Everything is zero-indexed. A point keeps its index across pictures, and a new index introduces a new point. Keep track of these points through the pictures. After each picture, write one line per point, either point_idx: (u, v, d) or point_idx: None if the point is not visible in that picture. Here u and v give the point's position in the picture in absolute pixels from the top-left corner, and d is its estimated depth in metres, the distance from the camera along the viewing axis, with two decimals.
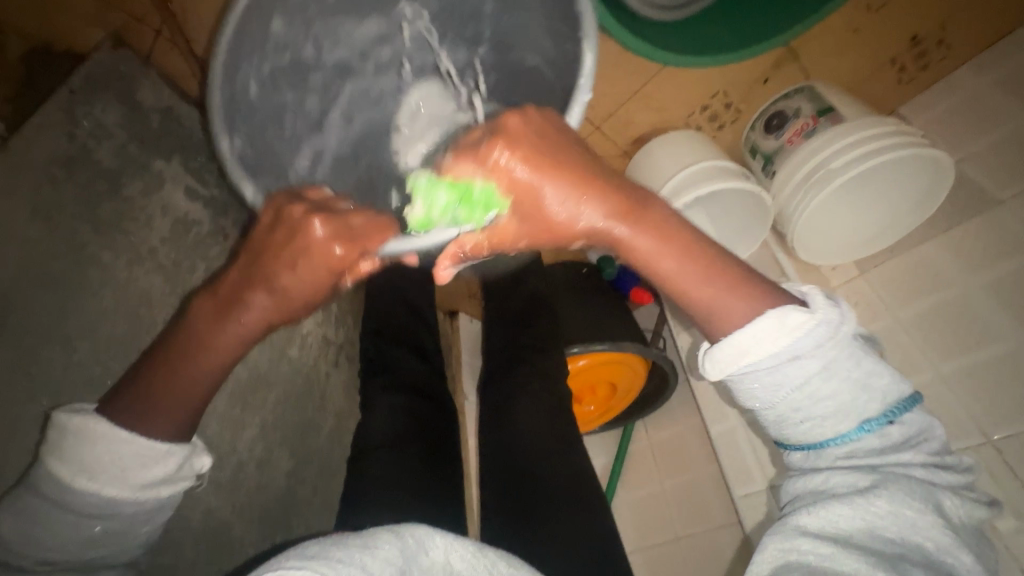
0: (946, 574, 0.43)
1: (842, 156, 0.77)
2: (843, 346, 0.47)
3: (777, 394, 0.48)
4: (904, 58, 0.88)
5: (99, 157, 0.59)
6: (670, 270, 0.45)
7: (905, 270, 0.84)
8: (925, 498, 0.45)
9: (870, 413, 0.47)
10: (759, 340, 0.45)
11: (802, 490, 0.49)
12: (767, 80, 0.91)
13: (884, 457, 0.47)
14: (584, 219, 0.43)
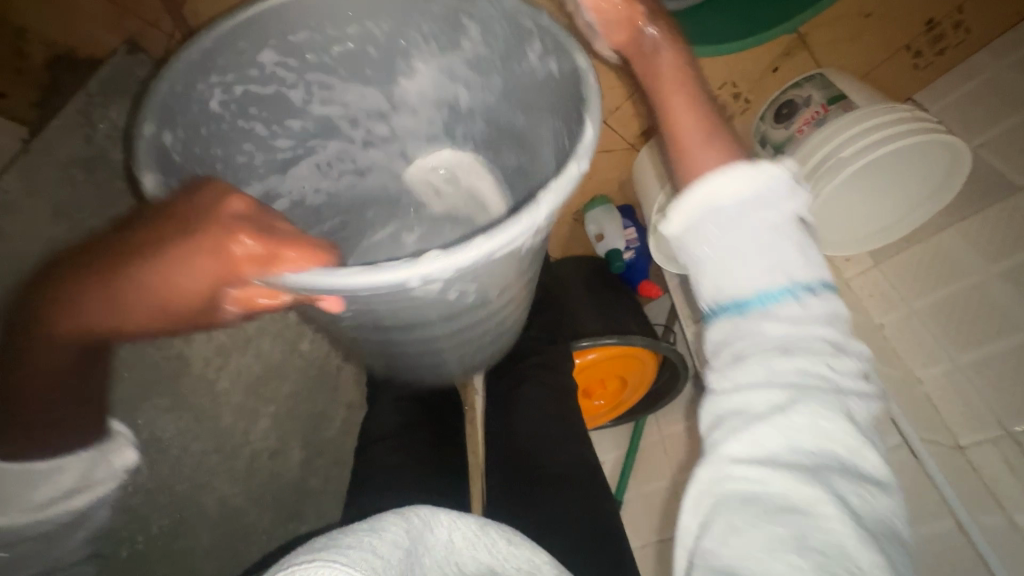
0: (864, 478, 0.39)
1: (853, 144, 0.75)
2: (787, 223, 0.45)
3: (722, 248, 0.45)
4: (919, 43, 0.86)
5: (116, 156, 0.62)
6: (674, 99, 0.54)
7: (921, 260, 0.82)
8: (843, 398, 0.41)
9: (790, 275, 0.44)
10: (722, 180, 0.45)
11: (720, 402, 0.44)
12: (776, 69, 0.90)
13: (799, 344, 0.43)
14: (643, 23, 0.56)
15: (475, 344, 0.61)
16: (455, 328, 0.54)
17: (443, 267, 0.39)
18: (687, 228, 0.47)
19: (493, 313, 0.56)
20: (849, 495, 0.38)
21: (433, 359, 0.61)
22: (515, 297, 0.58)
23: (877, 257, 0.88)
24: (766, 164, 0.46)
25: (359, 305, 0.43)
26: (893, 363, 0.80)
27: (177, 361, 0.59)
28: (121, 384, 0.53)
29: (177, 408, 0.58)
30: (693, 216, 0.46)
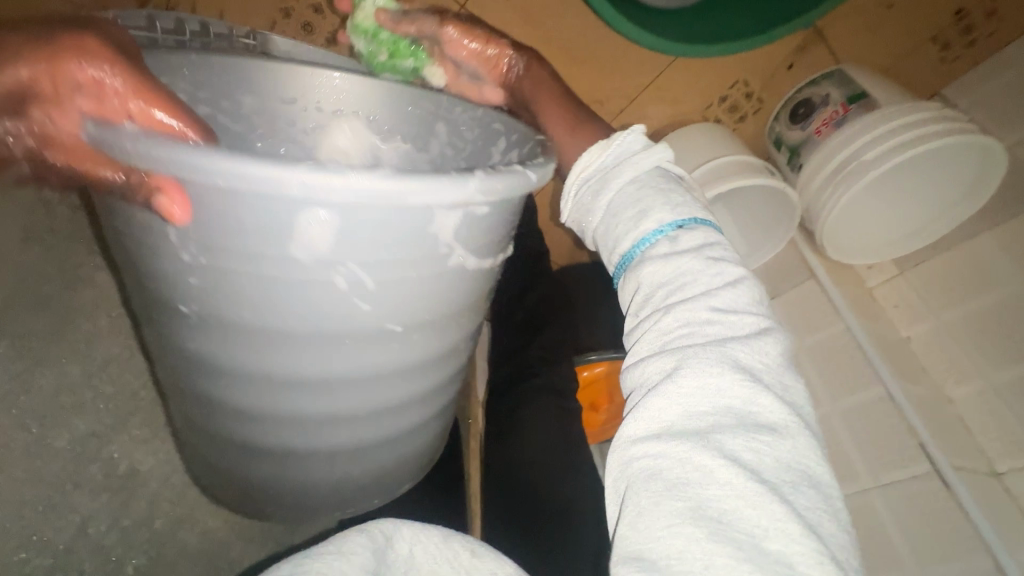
0: (758, 424, 0.39)
1: (874, 148, 0.70)
2: (652, 178, 0.48)
3: (604, 210, 0.48)
4: (947, 34, 0.80)
5: None
6: (549, 113, 0.56)
7: (950, 269, 0.76)
8: (723, 344, 0.41)
9: (661, 221, 0.46)
10: (589, 155, 0.50)
11: (627, 378, 0.45)
12: (791, 66, 0.84)
13: (679, 298, 0.44)
14: (500, 58, 0.59)
15: (370, 429, 0.48)
16: (340, 382, 0.42)
17: (338, 189, 0.29)
18: (576, 203, 0.51)
19: (389, 382, 0.44)
20: (740, 451, 0.38)
21: (314, 442, 0.47)
22: (418, 373, 0.46)
23: (902, 265, 0.82)
24: (623, 129, 0.50)
25: (211, 251, 0.34)
26: (921, 381, 0.74)
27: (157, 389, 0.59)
28: None
29: None
30: (575, 192, 0.51)
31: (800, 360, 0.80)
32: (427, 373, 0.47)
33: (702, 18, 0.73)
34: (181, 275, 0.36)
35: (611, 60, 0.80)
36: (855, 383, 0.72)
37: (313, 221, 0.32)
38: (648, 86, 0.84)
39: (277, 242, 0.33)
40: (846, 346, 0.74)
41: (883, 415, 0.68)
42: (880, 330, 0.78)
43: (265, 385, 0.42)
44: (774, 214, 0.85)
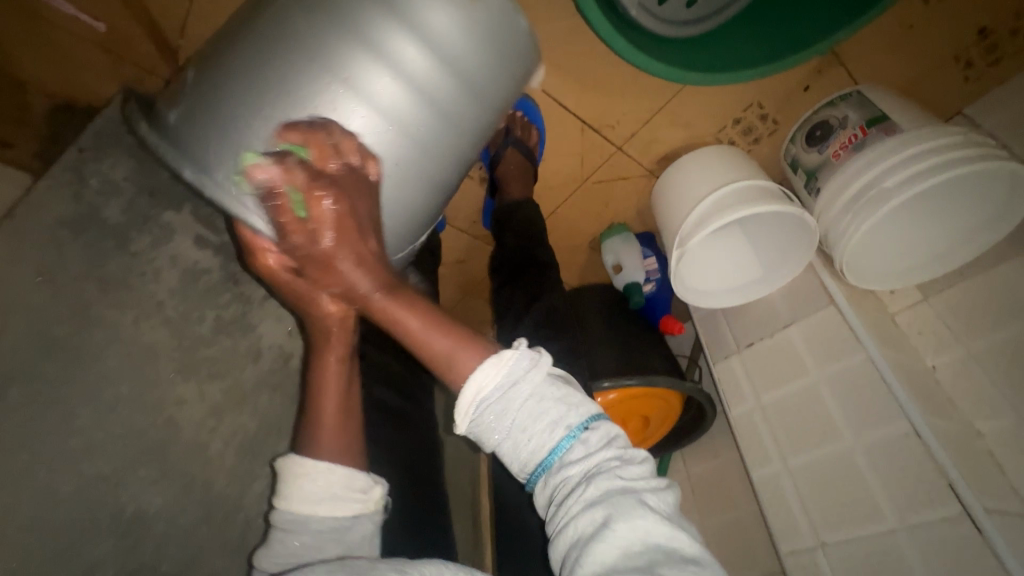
0: (688, 561, 0.39)
1: (895, 174, 0.68)
2: (549, 382, 0.45)
3: (508, 431, 0.44)
4: (970, 53, 0.76)
5: (107, 214, 0.59)
6: (408, 323, 0.47)
7: (978, 296, 0.73)
8: (635, 491, 0.42)
9: (571, 422, 0.44)
10: (483, 372, 0.44)
11: (557, 546, 0.42)
12: (808, 87, 0.82)
13: (595, 470, 0.43)
14: (337, 255, 0.46)
15: (421, 17, 0.49)
16: (358, 66, 0.49)
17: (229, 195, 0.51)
18: (482, 428, 0.44)
19: (344, 43, 0.48)
20: None
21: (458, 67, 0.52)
22: (338, 13, 0.49)
23: (926, 291, 0.79)
24: (509, 348, 0.46)
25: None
26: (949, 415, 0.70)
27: (168, 427, 0.57)
28: (109, 456, 0.52)
29: (165, 477, 0.56)
30: (473, 412, 0.44)
31: (819, 390, 0.77)
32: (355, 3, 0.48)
33: (708, 48, 0.71)
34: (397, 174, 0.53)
35: (619, 88, 0.79)
36: (881, 416, 0.69)
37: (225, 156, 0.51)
38: (658, 110, 0.83)
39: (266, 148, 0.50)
40: (869, 378, 0.72)
41: (911, 451, 0.65)
42: (903, 359, 0.75)
43: (417, 112, 0.51)
44: (792, 237, 0.83)
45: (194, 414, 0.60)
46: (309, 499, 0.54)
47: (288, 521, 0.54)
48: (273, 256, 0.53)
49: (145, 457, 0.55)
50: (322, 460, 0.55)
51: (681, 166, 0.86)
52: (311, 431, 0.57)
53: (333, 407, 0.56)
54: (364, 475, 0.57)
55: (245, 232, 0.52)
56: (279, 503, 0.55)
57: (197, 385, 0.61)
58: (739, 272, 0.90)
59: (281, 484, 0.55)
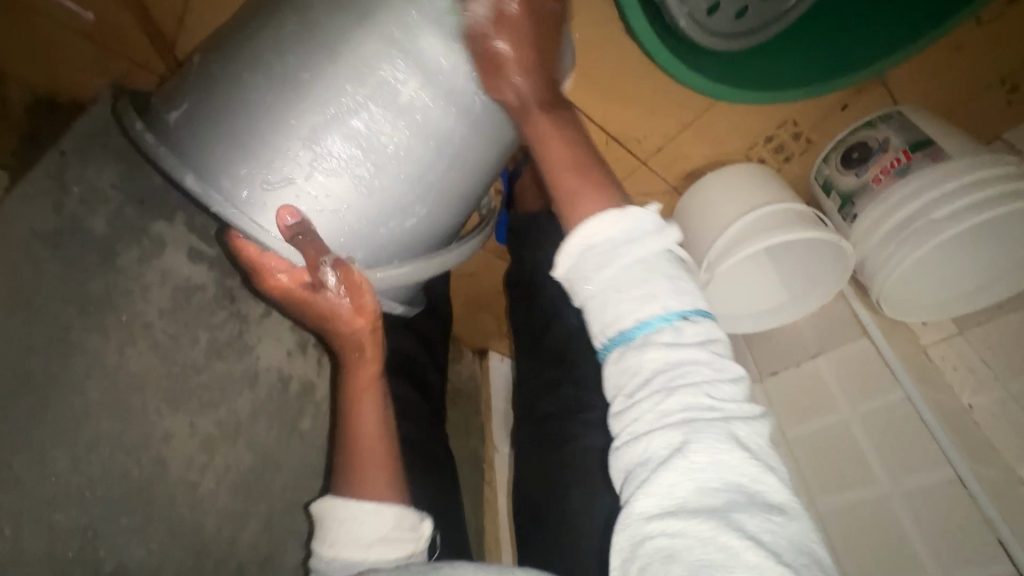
0: (767, 502, 0.37)
1: (944, 206, 0.65)
2: (661, 257, 0.43)
3: (604, 285, 0.42)
4: (1018, 77, 0.70)
5: (91, 227, 0.52)
6: (554, 154, 0.46)
7: (1019, 334, 0.68)
8: (722, 414, 0.39)
9: (668, 303, 0.41)
10: (598, 222, 0.42)
11: (627, 453, 0.40)
12: (845, 107, 0.77)
13: (684, 377, 0.40)
14: (507, 63, 0.45)
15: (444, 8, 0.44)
16: (373, 62, 0.44)
17: (227, 208, 0.45)
18: (577, 276, 0.43)
19: (359, 37, 0.43)
20: (759, 531, 0.35)
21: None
22: (352, 7, 0.43)
23: (962, 324, 0.74)
24: (633, 207, 0.43)
25: (331, 204, 0.46)
26: (984, 459, 0.66)
27: (153, 467, 0.52)
28: (85, 506, 0.47)
29: (151, 523, 0.51)
30: (578, 257, 0.43)
31: (852, 430, 0.73)
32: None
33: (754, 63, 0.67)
34: (412, 182, 0.48)
35: (649, 100, 0.74)
36: (921, 461, 0.66)
37: (243, 173, 0.45)
38: (687, 125, 0.78)
39: (286, 162, 0.45)
40: (906, 417, 0.68)
41: (952, 502, 0.62)
42: (940, 398, 0.71)
43: (435, 115, 0.46)
44: (825, 263, 0.79)
45: (184, 449, 0.54)
46: (355, 543, 0.51)
47: (335, 568, 0.51)
48: (285, 276, 0.50)
49: (127, 502, 0.49)
50: (363, 501, 0.52)
51: (708, 183, 0.81)
52: (352, 465, 0.55)
53: (372, 427, 0.56)
54: (412, 512, 0.54)
55: (249, 253, 0.48)
56: (322, 552, 0.52)
57: (188, 417, 0.55)
58: (765, 296, 0.85)
59: (322, 530, 0.53)
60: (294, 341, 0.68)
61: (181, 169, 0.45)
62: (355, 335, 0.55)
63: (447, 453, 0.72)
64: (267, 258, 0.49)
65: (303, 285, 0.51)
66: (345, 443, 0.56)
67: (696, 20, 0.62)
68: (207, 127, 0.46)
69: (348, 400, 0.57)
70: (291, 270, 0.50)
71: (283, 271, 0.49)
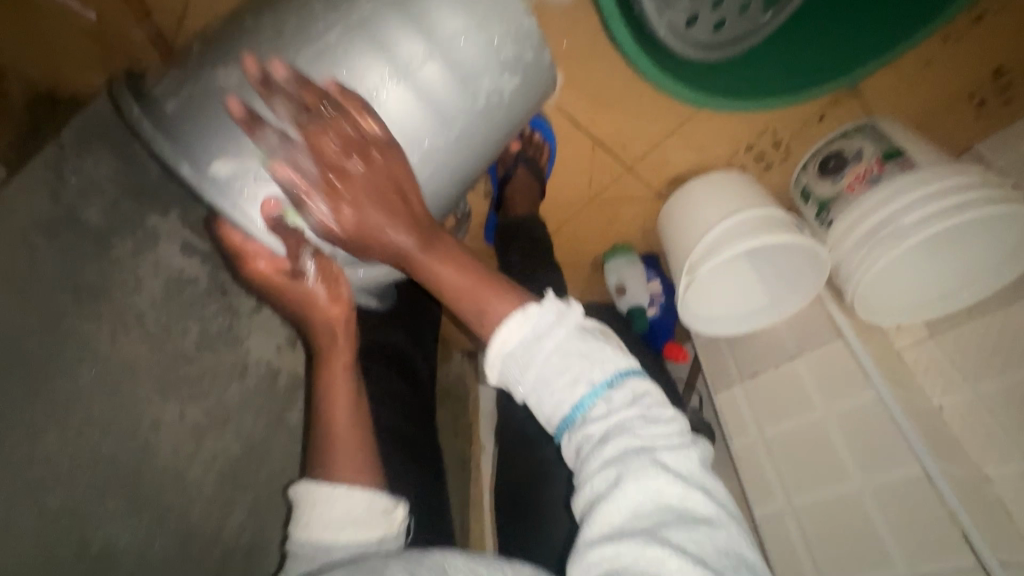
0: (703, 521, 0.37)
1: (914, 212, 0.68)
2: (581, 336, 0.42)
3: (532, 385, 0.41)
4: (984, 91, 0.74)
5: (85, 217, 0.55)
6: (447, 279, 0.45)
7: (986, 336, 0.71)
8: (653, 450, 0.39)
9: (592, 377, 0.40)
10: (506, 329, 0.41)
11: (576, 498, 0.40)
12: (822, 118, 0.81)
13: (614, 424, 0.39)
14: (360, 214, 0.45)
15: (435, 19, 0.46)
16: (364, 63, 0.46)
17: (215, 195, 0.47)
18: (508, 382, 0.42)
19: (354, 40, 0.46)
20: (689, 545, 0.36)
21: (481, 72, 0.48)
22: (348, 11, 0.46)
23: (933, 327, 0.77)
24: (536, 302, 0.42)
25: None
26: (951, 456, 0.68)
27: (142, 452, 0.53)
28: (74, 488, 0.47)
29: (138, 509, 0.51)
30: (501, 360, 0.42)
31: (827, 429, 0.75)
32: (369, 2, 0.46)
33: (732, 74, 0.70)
34: None
35: (636, 106, 0.77)
36: (890, 458, 0.68)
37: (234, 163, 0.47)
38: (672, 132, 0.81)
39: (273, 156, 0.46)
40: (877, 416, 0.71)
41: (923, 497, 0.64)
42: (911, 397, 0.73)
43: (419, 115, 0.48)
44: (803, 266, 0.82)
45: (172, 436, 0.55)
46: (327, 524, 0.51)
47: (307, 551, 0.51)
48: (265, 263, 0.51)
49: (115, 486, 0.50)
50: (337, 483, 0.53)
51: (691, 188, 0.84)
52: (325, 454, 0.56)
53: (345, 419, 0.58)
54: (386, 496, 0.55)
55: (234, 240, 0.50)
56: (295, 536, 0.52)
57: (177, 405, 0.56)
58: (747, 299, 0.88)
59: (295, 513, 0.53)
60: (284, 335, 0.69)
61: (177, 156, 0.47)
62: (333, 322, 0.56)
63: (433, 448, 0.73)
64: (247, 243, 0.50)
65: (283, 273, 0.52)
66: (318, 434, 0.58)
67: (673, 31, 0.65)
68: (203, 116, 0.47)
69: (321, 387, 0.59)
70: (272, 258, 0.51)
71: (264, 258, 0.51)
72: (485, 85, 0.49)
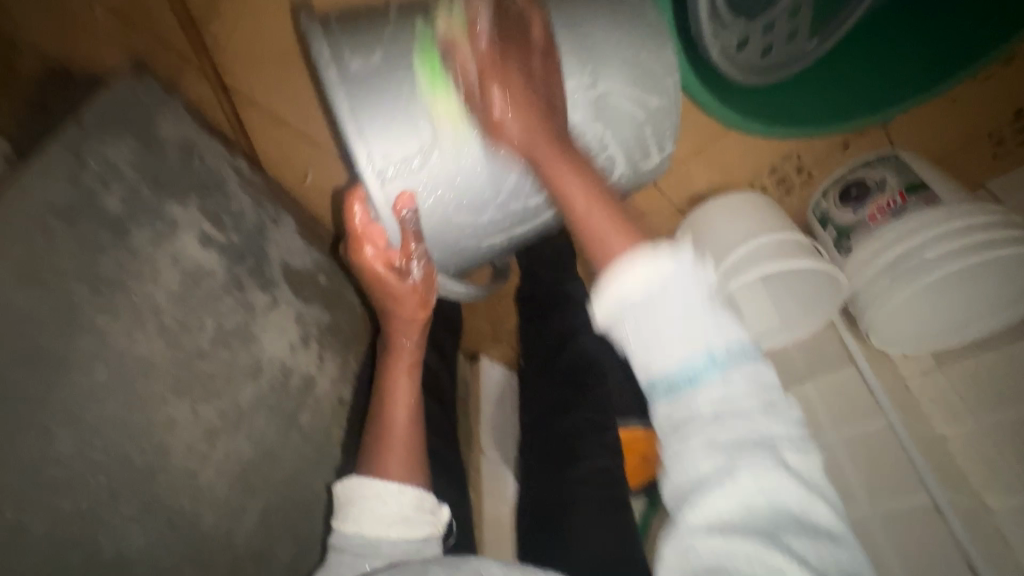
0: (812, 523, 0.37)
1: (937, 247, 0.69)
2: (708, 299, 0.40)
3: (645, 336, 0.38)
4: (1002, 131, 0.75)
5: (107, 204, 0.53)
6: (574, 192, 0.46)
7: (989, 371, 0.72)
8: (771, 441, 0.38)
9: (714, 347, 0.38)
10: (630, 270, 0.39)
11: (670, 474, 0.39)
12: (845, 145, 0.81)
13: (729, 409, 0.38)
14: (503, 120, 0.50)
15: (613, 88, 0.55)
16: (554, 83, 0.53)
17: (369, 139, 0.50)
18: (619, 325, 0.39)
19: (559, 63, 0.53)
20: (804, 551, 0.36)
21: (620, 138, 0.57)
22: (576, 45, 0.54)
23: (941, 357, 0.77)
24: (666, 246, 0.39)
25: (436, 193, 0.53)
26: (954, 485, 0.69)
27: (155, 453, 0.50)
28: (86, 490, 0.45)
29: (150, 513, 0.49)
30: (614, 306, 0.39)
31: (837, 454, 0.76)
32: (561, 34, 0.53)
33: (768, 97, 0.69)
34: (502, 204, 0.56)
35: None
36: (898, 487, 0.69)
37: (385, 127, 0.50)
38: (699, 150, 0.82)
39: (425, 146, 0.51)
40: (886, 443, 0.72)
41: (931, 525, 0.65)
42: (915, 424, 0.74)
43: None
44: (818, 290, 0.82)
45: (187, 436, 0.53)
46: (378, 521, 0.52)
47: (356, 547, 0.52)
48: (375, 252, 0.56)
49: (127, 489, 0.48)
50: (390, 479, 0.54)
51: (712, 208, 0.84)
52: (377, 453, 0.57)
53: (401, 421, 0.60)
54: (432, 496, 0.56)
55: (357, 216, 0.53)
56: (341, 534, 0.53)
57: (192, 403, 0.54)
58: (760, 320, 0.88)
59: (341, 510, 0.54)
60: (297, 334, 0.67)
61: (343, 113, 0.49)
62: (414, 322, 0.62)
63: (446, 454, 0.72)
64: (365, 220, 0.54)
65: (388, 262, 0.57)
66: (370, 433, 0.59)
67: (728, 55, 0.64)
68: (380, 80, 0.50)
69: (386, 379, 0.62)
70: (382, 250, 0.56)
71: (374, 247, 0.55)
72: (618, 151, 0.58)
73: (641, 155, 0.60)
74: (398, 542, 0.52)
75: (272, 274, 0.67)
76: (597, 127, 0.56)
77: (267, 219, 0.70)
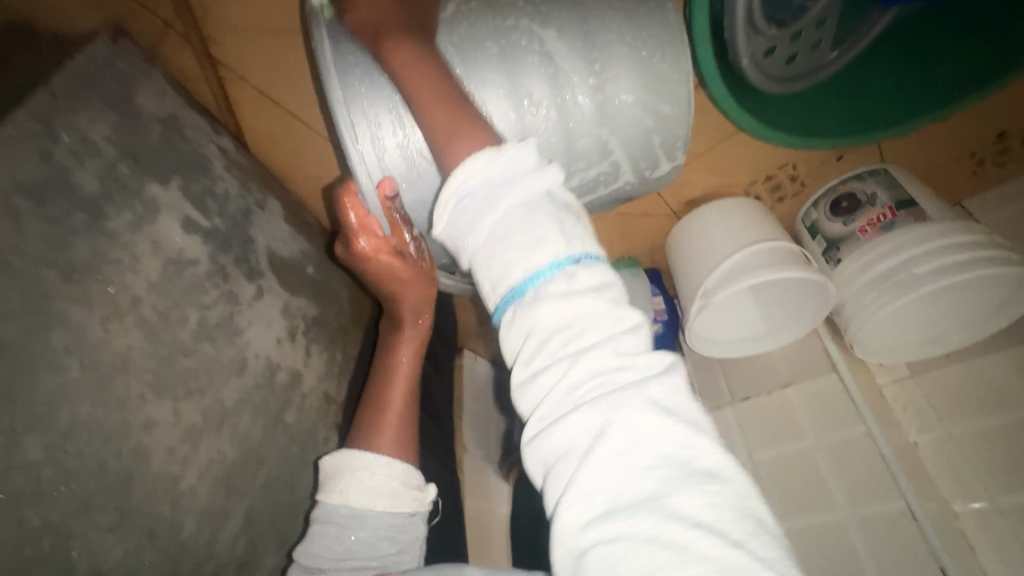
0: (693, 469, 0.32)
1: (924, 262, 0.71)
2: (550, 206, 0.39)
3: (487, 241, 0.38)
4: (985, 152, 0.77)
5: (81, 184, 0.48)
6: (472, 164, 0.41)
7: (959, 383, 0.75)
8: (625, 365, 0.35)
9: (554, 249, 0.37)
10: (472, 162, 0.39)
11: (532, 416, 0.37)
12: (839, 158, 0.83)
13: (570, 328, 0.36)
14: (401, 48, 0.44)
15: (612, 77, 0.49)
16: (562, 69, 0.48)
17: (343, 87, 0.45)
18: (460, 232, 0.39)
19: (561, 45, 0.48)
20: (687, 495, 0.31)
21: (624, 143, 0.53)
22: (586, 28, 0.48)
23: (915, 368, 0.80)
24: (508, 143, 0.40)
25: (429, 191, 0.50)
26: (925, 491, 0.72)
27: (133, 458, 0.46)
28: (59, 502, 0.41)
29: (126, 523, 0.45)
30: (452, 206, 0.40)
31: (816, 458, 0.79)
32: (561, 21, 0.47)
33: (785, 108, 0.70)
34: None
35: None
36: (876, 491, 0.72)
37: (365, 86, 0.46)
38: (699, 155, 0.82)
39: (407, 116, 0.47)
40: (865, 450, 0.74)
41: (904, 531, 0.68)
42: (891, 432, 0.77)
43: (551, 139, 0.50)
44: (806, 298, 0.84)
45: (166, 439, 0.49)
46: (366, 494, 0.54)
47: (341, 517, 0.53)
48: (364, 241, 0.51)
49: (103, 498, 0.44)
50: (380, 454, 0.55)
51: (707, 212, 0.84)
52: (371, 421, 0.58)
53: (397, 402, 0.59)
54: (420, 473, 0.57)
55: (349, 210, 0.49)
56: (326, 506, 0.54)
57: (172, 403, 0.50)
58: (748, 324, 0.89)
59: (329, 479, 0.55)
60: (283, 328, 0.64)
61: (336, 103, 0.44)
62: (411, 308, 0.60)
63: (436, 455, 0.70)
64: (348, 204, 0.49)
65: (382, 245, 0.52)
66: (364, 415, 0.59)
67: (756, 61, 0.64)
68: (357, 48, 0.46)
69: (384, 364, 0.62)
70: (375, 237, 0.51)
71: (371, 238, 0.51)
72: (623, 154, 0.54)
73: (651, 166, 0.56)
74: (383, 516, 0.54)
75: (259, 263, 0.63)
76: (600, 128, 0.51)
77: (254, 203, 0.66)
